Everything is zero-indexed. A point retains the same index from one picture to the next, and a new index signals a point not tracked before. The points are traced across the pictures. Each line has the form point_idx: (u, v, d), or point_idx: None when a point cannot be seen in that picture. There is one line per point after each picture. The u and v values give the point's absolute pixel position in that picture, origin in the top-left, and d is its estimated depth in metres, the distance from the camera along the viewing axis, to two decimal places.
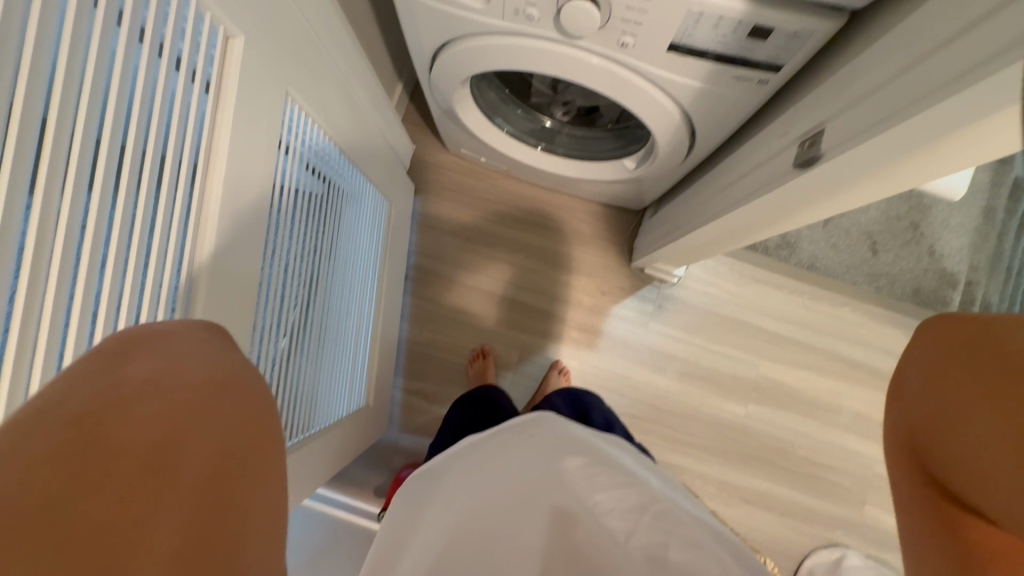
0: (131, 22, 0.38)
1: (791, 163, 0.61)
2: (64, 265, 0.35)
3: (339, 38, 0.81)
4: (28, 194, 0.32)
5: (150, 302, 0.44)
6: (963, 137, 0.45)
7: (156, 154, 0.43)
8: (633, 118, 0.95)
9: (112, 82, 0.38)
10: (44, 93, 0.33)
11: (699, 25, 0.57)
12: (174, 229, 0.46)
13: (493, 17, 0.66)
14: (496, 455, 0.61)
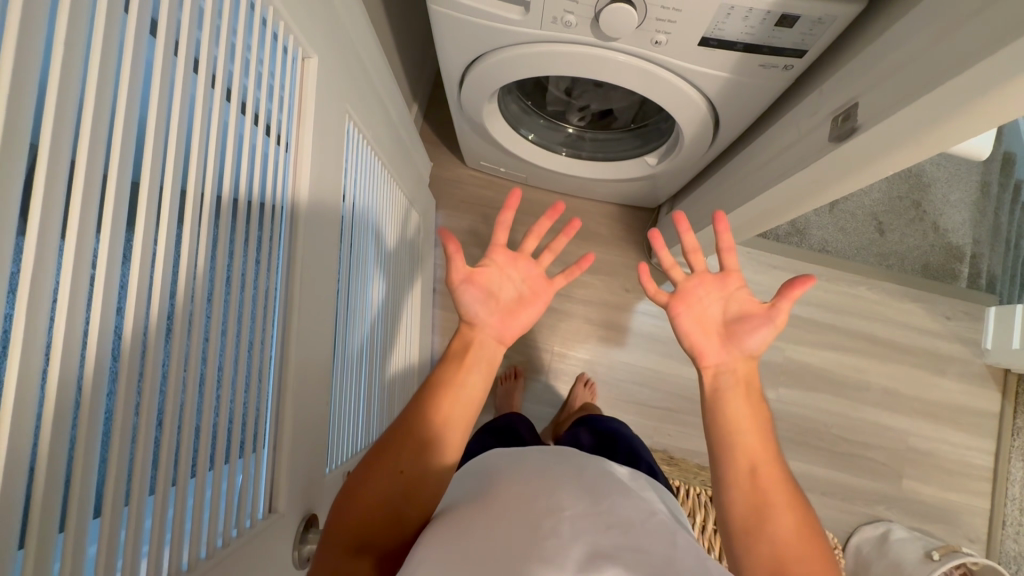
0: (222, 78, 0.42)
1: (825, 139, 0.65)
2: (184, 301, 0.38)
3: (380, 57, 0.85)
4: (156, 218, 0.35)
5: (250, 305, 0.47)
6: (994, 108, 0.48)
7: (246, 192, 0.46)
8: (655, 116, 0.99)
9: (210, 133, 0.41)
10: (163, 149, 0.36)
11: (730, 18, 0.62)
12: (269, 253, 0.50)
13: (531, 27, 0.71)
14: (535, 458, 0.57)
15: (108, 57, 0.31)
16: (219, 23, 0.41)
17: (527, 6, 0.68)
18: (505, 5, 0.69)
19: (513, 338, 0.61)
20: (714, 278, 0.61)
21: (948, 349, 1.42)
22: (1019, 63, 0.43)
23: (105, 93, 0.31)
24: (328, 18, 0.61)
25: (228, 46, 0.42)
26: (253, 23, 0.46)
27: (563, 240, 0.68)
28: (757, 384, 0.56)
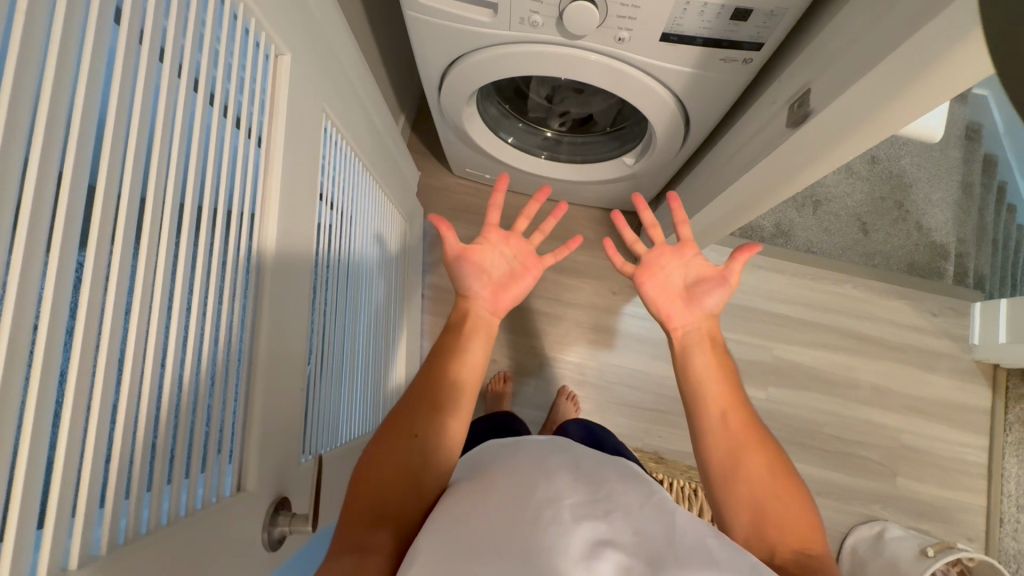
0: (187, 75, 0.44)
1: (784, 125, 0.67)
2: (144, 288, 0.39)
3: (359, 64, 0.88)
4: (111, 230, 0.36)
5: (217, 290, 0.49)
6: (932, 82, 0.50)
7: (213, 185, 0.48)
8: (630, 117, 1.01)
9: (175, 127, 0.43)
10: (124, 141, 0.38)
11: (687, 14, 0.65)
12: (236, 244, 0.51)
13: (500, 28, 0.74)
14: (534, 447, 0.58)
15: (65, 51, 0.32)
16: (180, 41, 0.43)
17: (495, 8, 0.71)
18: (474, 7, 0.73)
19: (505, 310, 0.64)
20: (672, 248, 0.64)
21: (937, 345, 1.43)
22: (947, 35, 0.45)
23: (62, 86, 0.32)
24: (301, 20, 0.65)
25: (192, 46, 0.44)
26: (222, 20, 0.49)
27: (551, 221, 0.69)
28: (721, 338, 0.61)
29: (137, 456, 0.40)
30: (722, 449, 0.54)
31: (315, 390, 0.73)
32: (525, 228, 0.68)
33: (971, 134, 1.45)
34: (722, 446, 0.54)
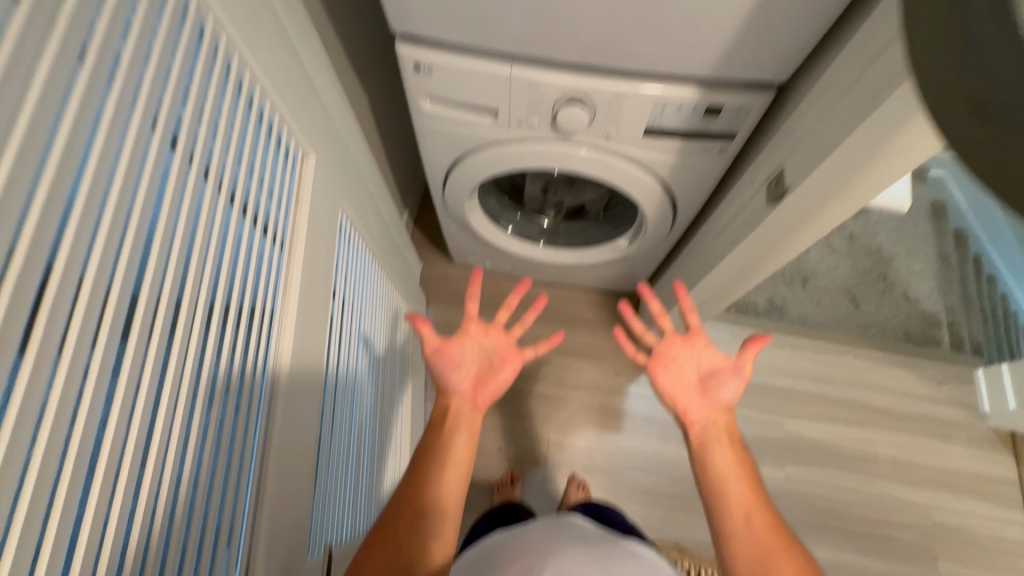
0: (226, 188, 0.48)
1: (767, 201, 0.73)
2: (171, 390, 0.40)
3: (372, 166, 0.97)
4: (149, 328, 0.38)
5: (239, 382, 0.50)
6: (893, 158, 0.56)
7: (243, 285, 0.51)
8: (620, 201, 1.10)
9: (212, 235, 0.46)
10: (168, 250, 0.41)
11: (666, 111, 0.74)
12: (258, 341, 0.53)
13: (501, 129, 0.82)
14: (528, 539, 0.55)
15: (131, 173, 0.36)
16: (222, 157, 0.48)
17: (495, 112, 0.80)
18: (476, 113, 0.82)
19: (487, 404, 0.63)
20: (682, 337, 0.64)
21: (949, 414, 1.41)
22: (897, 118, 0.51)
23: (125, 204, 0.36)
24: (321, 127, 0.74)
25: (231, 164, 0.49)
26: (257, 142, 0.55)
27: (534, 314, 0.72)
28: (738, 432, 0.59)
29: (148, 567, 0.38)
30: (749, 558, 0.51)
31: (324, 482, 0.72)
32: (505, 322, 0.70)
33: (938, 210, 1.60)
34: (748, 553, 0.51)
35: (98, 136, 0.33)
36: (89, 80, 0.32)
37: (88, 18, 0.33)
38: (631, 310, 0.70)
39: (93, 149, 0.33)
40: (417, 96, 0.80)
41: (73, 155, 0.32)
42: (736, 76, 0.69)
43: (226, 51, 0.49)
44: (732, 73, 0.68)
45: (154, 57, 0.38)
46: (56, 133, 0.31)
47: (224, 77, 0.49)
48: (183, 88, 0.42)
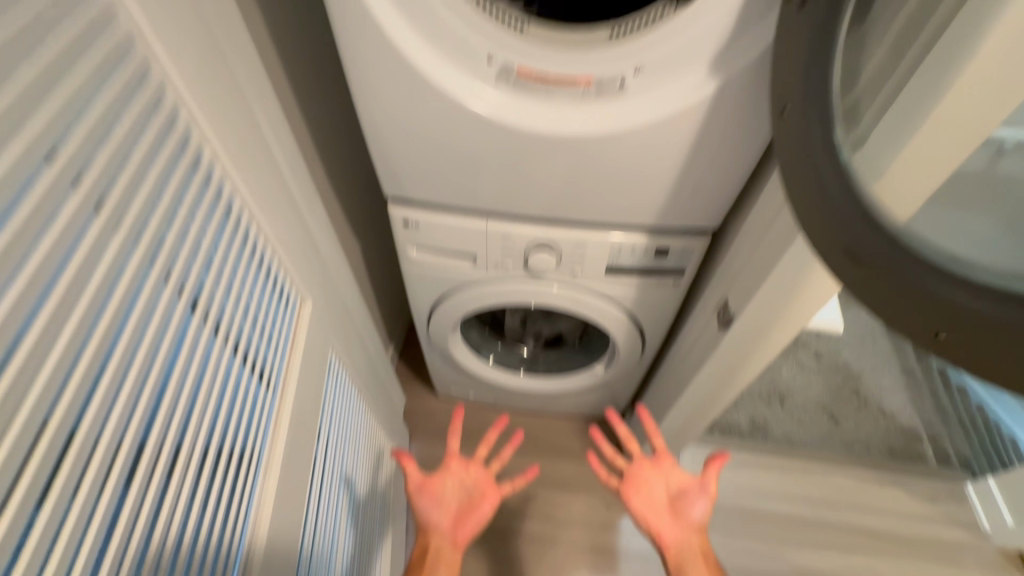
0: (225, 339, 0.57)
1: (719, 327, 0.81)
2: (145, 533, 0.44)
3: (361, 306, 1.05)
4: (127, 475, 0.43)
5: (222, 519, 0.54)
6: (807, 293, 0.64)
7: (232, 424, 0.57)
8: (593, 335, 1.20)
9: (204, 382, 0.53)
10: (159, 400, 0.47)
11: (621, 254, 0.85)
12: (244, 478, 0.58)
13: (480, 271, 0.93)
14: None
15: (134, 340, 0.44)
16: (228, 312, 0.57)
17: (474, 258, 0.91)
18: (457, 258, 0.93)
19: (467, 540, 0.63)
20: (650, 460, 0.68)
21: (953, 536, 1.36)
22: (801, 260, 0.61)
23: (125, 366, 0.43)
24: (318, 274, 0.84)
25: (232, 318, 0.58)
26: (259, 296, 0.64)
27: (510, 450, 0.74)
28: (712, 551, 0.63)
29: None
30: None
31: None
32: (485, 455, 0.72)
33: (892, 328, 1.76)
34: None
35: (139, 303, 0.45)
36: (136, 270, 0.45)
37: (145, 220, 0.46)
38: (599, 434, 0.73)
39: (132, 313, 0.45)
40: (405, 245, 0.92)
41: (117, 318, 0.43)
42: (674, 226, 0.81)
43: (248, 227, 0.63)
44: (671, 224, 0.81)
45: (187, 244, 0.51)
46: (107, 303, 0.42)
47: (246, 246, 0.62)
48: (210, 259, 0.56)
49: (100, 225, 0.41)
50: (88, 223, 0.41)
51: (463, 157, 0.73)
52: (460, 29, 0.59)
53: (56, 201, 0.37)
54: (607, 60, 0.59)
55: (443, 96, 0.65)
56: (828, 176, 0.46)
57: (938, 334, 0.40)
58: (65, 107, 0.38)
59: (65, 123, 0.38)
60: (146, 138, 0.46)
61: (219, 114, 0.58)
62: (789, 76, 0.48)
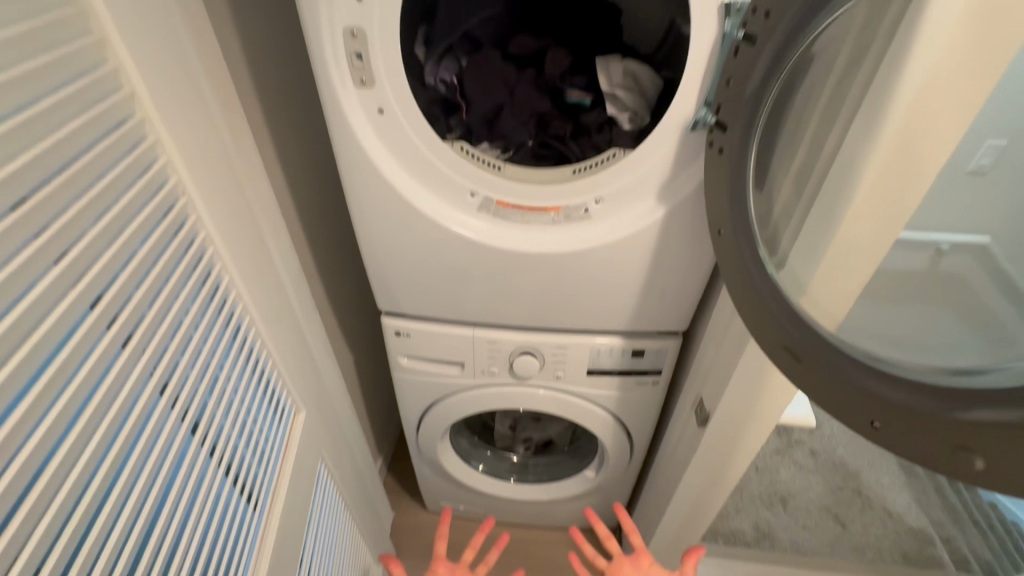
0: (216, 458, 0.60)
1: (698, 424, 0.85)
2: None
3: (352, 415, 1.07)
4: None
5: None
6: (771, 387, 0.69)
7: (218, 544, 0.59)
8: (582, 436, 1.20)
9: (195, 503, 0.56)
10: (152, 523, 0.50)
11: (601, 356, 0.91)
12: None
13: (468, 376, 0.97)
14: None
15: (137, 464, 0.48)
16: (221, 432, 0.62)
17: (462, 364, 0.96)
18: (446, 365, 0.97)
19: None
20: (630, 559, 0.70)
21: None
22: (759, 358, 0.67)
23: (126, 490, 0.47)
24: (312, 384, 0.88)
25: (224, 437, 0.62)
26: (252, 413, 0.69)
27: (496, 553, 0.73)
28: None
29: None
30: None
31: None
32: (471, 559, 0.71)
33: None
34: None
35: (148, 427, 0.50)
36: (148, 397, 0.50)
37: (162, 351, 0.53)
38: (582, 535, 0.73)
39: (141, 437, 0.49)
40: (397, 354, 0.97)
41: (127, 443, 0.47)
42: (646, 329, 0.88)
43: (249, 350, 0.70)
44: (643, 327, 0.87)
45: (194, 369, 0.57)
46: (120, 429, 0.47)
47: (247, 364, 0.69)
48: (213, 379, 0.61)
49: (125, 359, 0.47)
50: (115, 358, 0.47)
51: (449, 274, 0.81)
52: (447, 172, 0.71)
53: (92, 343, 0.44)
54: (571, 193, 0.71)
55: (432, 224, 0.75)
56: (760, 285, 0.55)
57: (875, 424, 0.44)
58: (112, 265, 0.47)
59: (109, 276, 0.46)
60: (173, 277, 0.54)
61: (234, 245, 0.67)
62: (719, 205, 0.58)
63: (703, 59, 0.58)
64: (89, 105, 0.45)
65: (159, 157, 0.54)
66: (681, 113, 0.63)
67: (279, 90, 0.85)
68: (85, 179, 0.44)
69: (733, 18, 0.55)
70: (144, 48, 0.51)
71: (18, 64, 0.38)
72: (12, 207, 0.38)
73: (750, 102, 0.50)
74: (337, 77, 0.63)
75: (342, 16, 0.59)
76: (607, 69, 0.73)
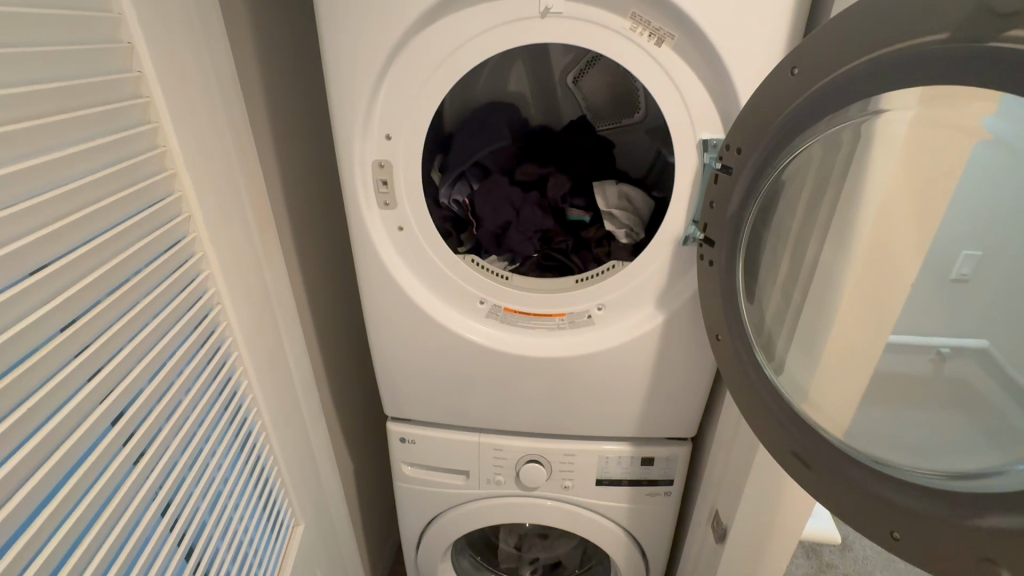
0: None
1: (715, 541, 0.80)
2: None
3: (349, 530, 1.01)
4: None
5: None
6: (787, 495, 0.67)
7: None
8: (593, 556, 1.12)
9: None
10: None
11: (610, 464, 0.89)
12: None
13: (473, 486, 0.94)
14: None
15: None
16: (215, 553, 0.60)
17: (466, 473, 0.93)
18: (450, 474, 0.95)
19: None
20: None
21: None
22: (770, 466, 0.66)
23: None
24: (312, 494, 0.86)
25: (219, 560, 0.60)
26: (251, 531, 0.67)
27: None
28: None
29: None
30: None
31: None
32: None
33: None
34: None
35: (144, 549, 0.49)
36: (151, 515, 0.50)
37: (173, 464, 0.53)
38: None
39: (136, 561, 0.48)
40: (400, 462, 0.94)
41: (123, 566, 0.46)
42: (654, 435, 0.86)
43: (257, 459, 0.70)
44: (651, 433, 0.86)
45: (201, 483, 0.58)
46: (119, 551, 0.46)
47: (252, 476, 0.68)
48: (215, 494, 0.61)
49: (134, 477, 0.48)
50: (126, 474, 0.48)
51: (457, 378, 0.83)
52: (458, 282, 0.76)
53: (106, 461, 0.45)
54: (575, 301, 0.75)
55: (442, 329, 0.78)
56: (761, 390, 0.56)
57: (895, 535, 0.43)
58: (142, 379, 0.49)
59: (134, 391, 0.48)
60: (194, 388, 0.56)
61: (255, 351, 0.69)
62: (714, 312, 0.62)
63: (687, 185, 0.66)
64: (149, 232, 0.51)
65: (200, 273, 0.59)
66: (672, 230, 0.69)
67: (312, 208, 0.94)
68: (131, 300, 0.48)
69: (711, 152, 0.64)
70: (205, 180, 0.59)
71: (96, 203, 0.44)
72: (62, 330, 0.41)
73: (731, 222, 0.56)
74: (362, 199, 0.71)
75: (372, 151, 0.68)
76: (603, 191, 0.81)
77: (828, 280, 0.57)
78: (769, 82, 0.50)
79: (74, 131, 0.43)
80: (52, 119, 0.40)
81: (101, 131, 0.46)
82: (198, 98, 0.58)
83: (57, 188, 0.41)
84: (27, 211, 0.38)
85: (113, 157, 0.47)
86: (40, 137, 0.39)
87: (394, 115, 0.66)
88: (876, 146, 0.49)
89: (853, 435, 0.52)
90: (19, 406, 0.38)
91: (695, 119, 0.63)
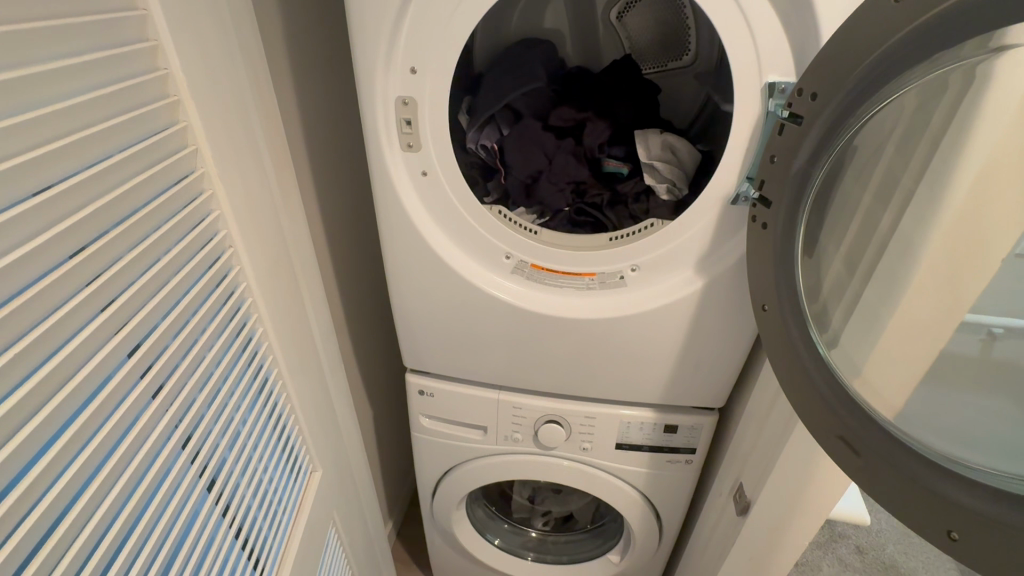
0: (230, 516, 0.59)
1: (737, 512, 0.78)
2: None
3: (367, 474, 1.03)
4: None
5: None
6: (821, 474, 0.64)
7: None
8: (605, 514, 1.13)
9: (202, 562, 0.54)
10: None
11: (631, 428, 0.86)
12: None
13: (489, 441, 0.93)
14: None
15: (151, 519, 0.47)
16: (235, 490, 0.60)
17: (484, 428, 0.93)
18: (467, 428, 0.94)
19: None
20: None
21: None
22: (807, 444, 0.62)
23: (136, 546, 0.45)
24: (330, 439, 0.86)
25: (240, 495, 0.60)
26: (270, 471, 0.67)
27: None
28: None
29: None
30: None
31: None
32: None
33: None
34: None
35: (166, 480, 0.49)
36: (171, 449, 0.49)
37: (191, 401, 0.52)
38: None
39: (156, 494, 0.48)
40: (418, 414, 0.94)
41: (144, 497, 0.46)
42: (681, 403, 0.83)
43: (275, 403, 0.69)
44: (678, 402, 0.83)
45: (221, 422, 0.57)
46: (139, 483, 0.46)
47: (270, 418, 0.67)
48: (235, 433, 0.60)
49: (152, 411, 0.47)
50: (144, 409, 0.46)
51: (478, 334, 0.80)
52: (483, 234, 0.71)
53: (123, 394, 0.44)
54: (608, 260, 0.70)
55: (465, 283, 0.75)
56: (810, 367, 0.52)
57: (953, 535, 0.39)
58: (154, 315, 0.47)
59: (149, 327, 0.46)
60: (209, 328, 0.54)
61: (270, 297, 0.67)
62: (763, 280, 0.57)
63: (746, 136, 0.59)
64: (155, 161, 0.47)
65: (210, 212, 0.56)
66: (722, 187, 0.62)
67: (331, 150, 0.89)
68: (140, 232, 0.46)
69: (777, 98, 0.56)
70: (214, 110, 0.55)
71: (95, 124, 0.41)
72: (70, 259, 0.39)
73: (795, 180, 0.50)
74: (385, 141, 0.66)
75: (396, 86, 0.62)
76: (645, 140, 0.74)
77: (904, 250, 0.50)
78: (863, 12, 0.42)
79: (64, 39, 0.38)
80: (37, 25, 0.36)
81: (98, 43, 0.41)
82: (206, 19, 0.53)
83: (53, 105, 0.37)
84: (20, 127, 0.35)
85: (111, 74, 0.43)
86: (25, 44, 0.35)
87: (421, 45, 0.60)
88: (987, 94, 0.41)
89: (908, 422, 0.47)
90: (23, 335, 0.36)
91: (764, 59, 0.55)
